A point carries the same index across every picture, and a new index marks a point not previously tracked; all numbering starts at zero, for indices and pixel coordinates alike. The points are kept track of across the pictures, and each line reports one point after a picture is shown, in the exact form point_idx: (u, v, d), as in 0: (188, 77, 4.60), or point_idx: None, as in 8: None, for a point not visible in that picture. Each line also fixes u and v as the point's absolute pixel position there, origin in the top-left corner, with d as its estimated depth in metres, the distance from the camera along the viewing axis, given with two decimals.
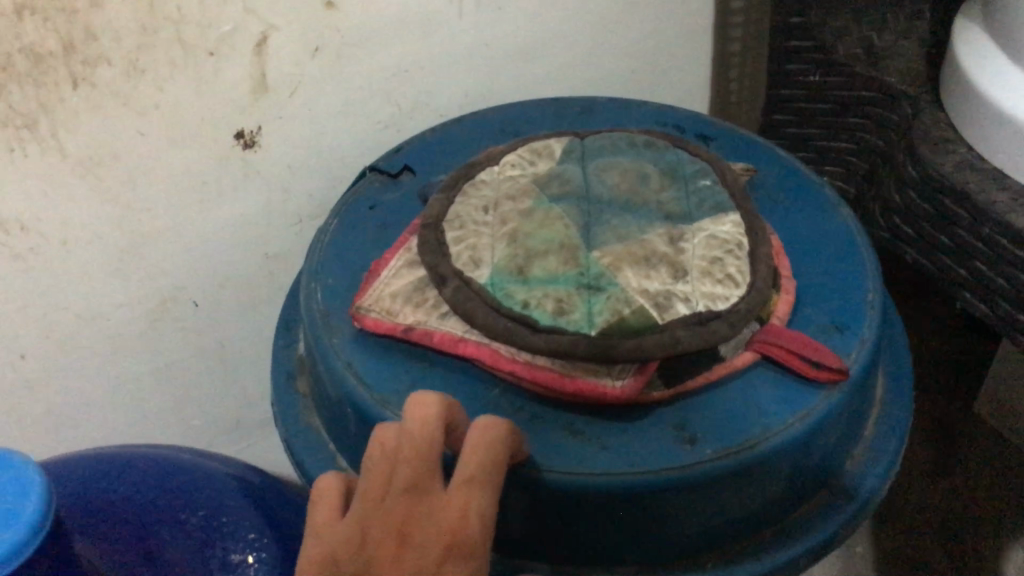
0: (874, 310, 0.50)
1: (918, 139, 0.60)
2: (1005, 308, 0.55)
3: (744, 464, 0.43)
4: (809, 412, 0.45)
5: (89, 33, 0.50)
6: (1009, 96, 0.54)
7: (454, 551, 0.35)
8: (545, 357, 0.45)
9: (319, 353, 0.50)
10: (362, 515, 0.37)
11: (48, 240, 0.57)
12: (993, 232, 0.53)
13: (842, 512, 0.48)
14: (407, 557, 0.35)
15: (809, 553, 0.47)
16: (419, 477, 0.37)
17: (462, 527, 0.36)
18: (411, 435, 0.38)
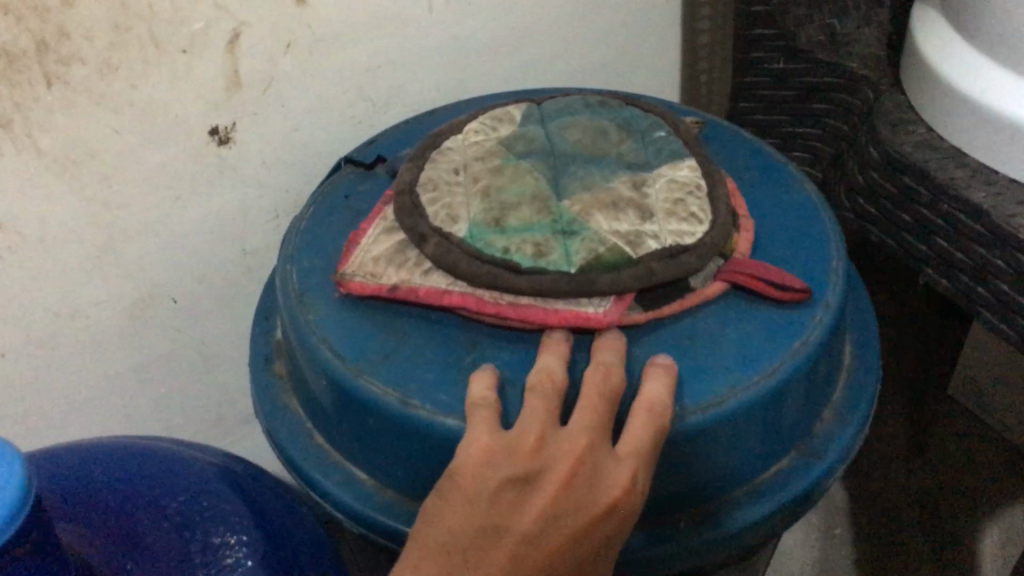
0: (837, 278, 0.52)
1: (880, 121, 0.61)
2: (965, 281, 0.56)
3: (714, 423, 0.44)
4: (776, 369, 0.46)
5: (62, 31, 0.50)
6: (962, 75, 0.55)
7: (613, 512, 0.39)
8: (528, 296, 0.47)
9: (293, 329, 0.51)
10: (537, 432, 0.40)
11: (26, 238, 0.57)
12: (951, 207, 0.55)
13: (810, 474, 0.49)
14: (572, 492, 0.39)
15: (779, 511, 0.48)
16: (593, 429, 0.41)
17: (624, 493, 0.39)
18: (594, 386, 0.42)
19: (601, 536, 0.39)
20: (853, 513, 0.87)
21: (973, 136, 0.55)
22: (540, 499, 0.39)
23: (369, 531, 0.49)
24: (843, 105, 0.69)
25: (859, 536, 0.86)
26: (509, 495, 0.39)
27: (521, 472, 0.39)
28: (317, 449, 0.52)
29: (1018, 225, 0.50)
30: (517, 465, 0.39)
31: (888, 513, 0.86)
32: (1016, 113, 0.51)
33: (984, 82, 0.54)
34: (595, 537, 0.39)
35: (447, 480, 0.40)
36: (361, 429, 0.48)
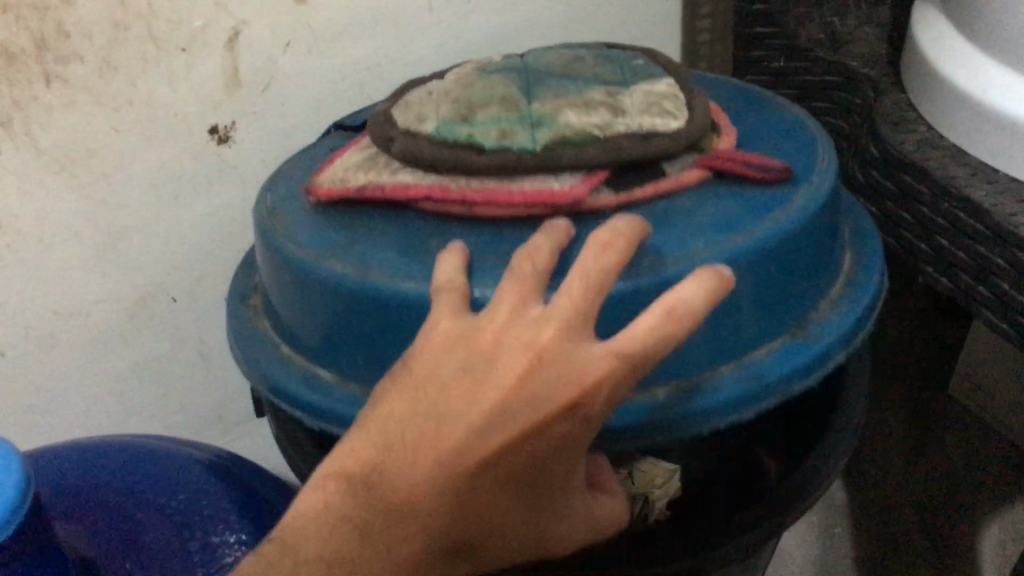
0: (826, 171, 0.50)
1: (880, 120, 0.61)
2: (967, 281, 0.56)
3: (686, 279, 0.43)
4: (754, 232, 0.44)
5: (60, 29, 0.51)
6: (962, 73, 0.55)
7: (576, 411, 0.33)
8: (490, 172, 0.46)
9: (262, 238, 0.51)
10: (497, 325, 0.35)
11: (25, 237, 0.57)
12: (952, 206, 0.55)
13: (803, 354, 0.46)
14: (529, 382, 0.33)
15: (770, 390, 0.45)
16: (574, 317, 0.34)
17: (590, 384, 0.33)
18: (596, 266, 0.35)
19: (559, 433, 0.34)
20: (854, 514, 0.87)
21: (973, 134, 0.55)
22: (491, 392, 0.33)
23: (326, 428, 0.47)
24: (844, 103, 0.68)
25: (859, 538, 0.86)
26: (458, 391, 0.34)
27: (474, 360, 0.34)
28: (279, 359, 0.50)
29: (1019, 223, 0.50)
30: (471, 354, 0.34)
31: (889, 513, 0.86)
32: (1015, 111, 0.51)
33: (983, 79, 0.54)
34: (552, 434, 0.34)
35: (400, 366, 0.36)
36: (323, 320, 0.47)
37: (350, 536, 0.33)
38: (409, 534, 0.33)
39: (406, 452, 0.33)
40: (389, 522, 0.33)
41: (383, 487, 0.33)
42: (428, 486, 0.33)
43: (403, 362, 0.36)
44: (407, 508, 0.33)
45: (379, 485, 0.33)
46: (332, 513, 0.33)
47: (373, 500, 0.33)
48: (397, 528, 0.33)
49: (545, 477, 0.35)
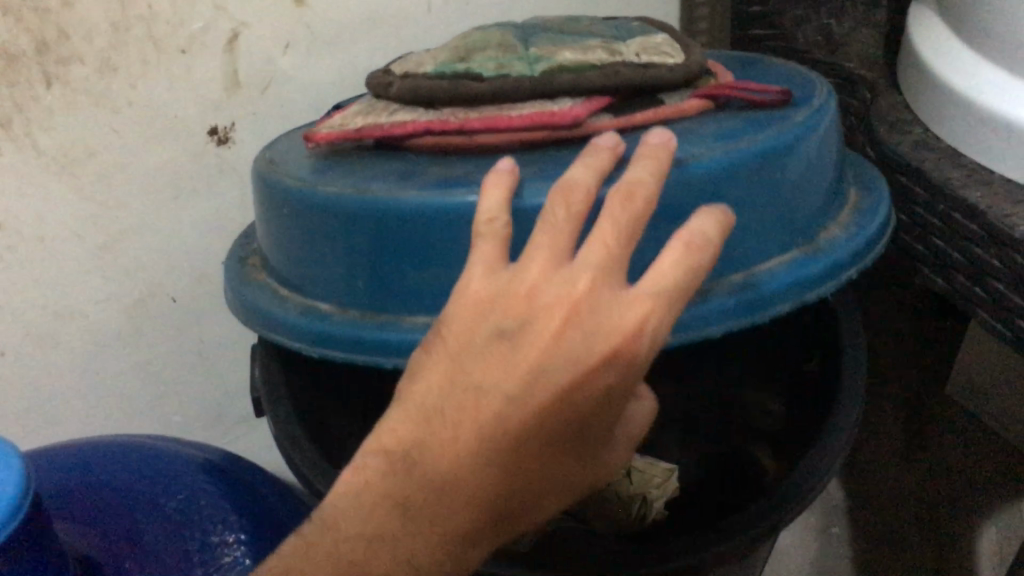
0: (825, 95, 0.50)
1: (876, 121, 0.62)
2: (962, 281, 0.56)
3: (702, 170, 0.43)
4: (756, 139, 0.44)
5: (61, 31, 0.51)
6: (957, 75, 0.56)
7: (618, 362, 0.32)
8: (490, 99, 0.46)
9: (259, 185, 0.51)
10: (533, 278, 0.34)
11: (25, 238, 0.57)
12: (947, 206, 0.55)
13: (812, 265, 0.45)
14: (568, 340, 0.32)
15: (779, 297, 0.44)
16: (609, 261, 0.33)
17: (633, 334, 0.32)
18: (623, 196, 0.35)
19: (602, 381, 0.33)
20: None
21: (968, 136, 0.56)
22: (529, 352, 0.33)
23: (321, 350, 0.47)
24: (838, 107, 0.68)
25: None
26: (492, 357, 0.33)
27: (508, 326, 0.33)
28: (280, 299, 0.50)
29: (1013, 223, 0.50)
30: (508, 316, 0.33)
31: None
32: (1009, 111, 0.51)
33: (977, 81, 0.54)
34: (592, 391, 0.33)
35: (438, 330, 0.35)
36: (322, 249, 0.47)
37: (390, 514, 0.33)
38: (453, 506, 0.33)
39: (446, 426, 0.33)
40: (436, 496, 0.33)
41: (421, 465, 0.33)
42: (467, 454, 0.33)
43: (436, 326, 0.36)
44: (451, 481, 0.33)
45: (419, 465, 0.33)
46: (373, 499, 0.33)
47: (415, 481, 0.33)
48: (442, 503, 0.33)
49: (590, 433, 0.34)
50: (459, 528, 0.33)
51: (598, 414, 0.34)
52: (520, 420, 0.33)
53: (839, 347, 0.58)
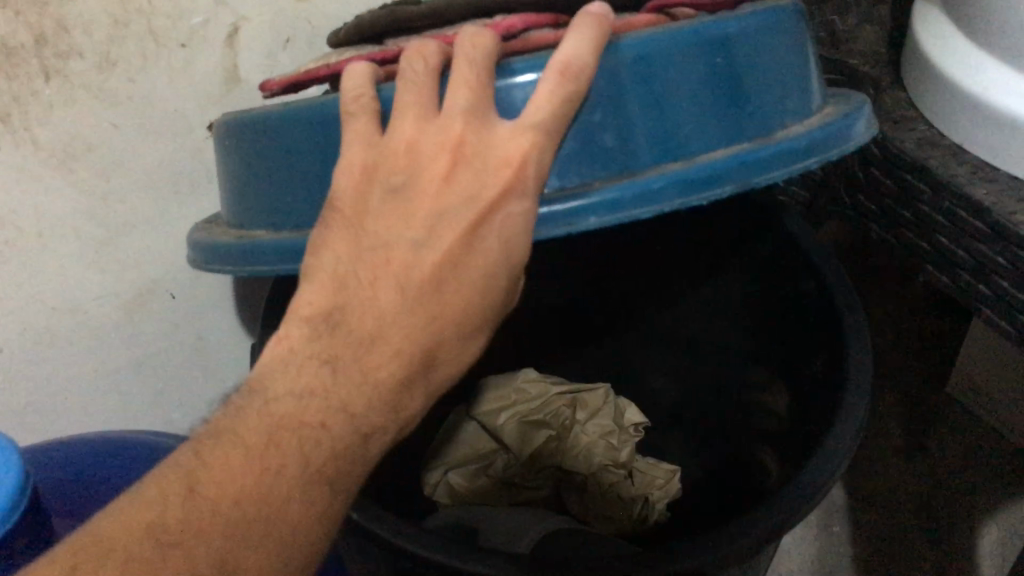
0: (794, 1, 0.47)
1: (880, 117, 0.61)
2: (965, 278, 0.56)
3: (634, 49, 0.40)
4: (695, 21, 0.42)
5: (61, 25, 0.51)
6: (963, 71, 0.55)
7: (512, 198, 0.35)
8: (430, 23, 0.47)
9: (216, 129, 0.52)
10: (409, 134, 0.36)
11: (24, 233, 0.57)
12: (952, 203, 0.55)
13: (761, 147, 0.41)
14: (460, 176, 0.35)
15: (721, 173, 0.40)
16: (477, 102, 0.35)
17: (520, 168, 0.35)
18: (466, 55, 0.37)
19: (496, 230, 0.35)
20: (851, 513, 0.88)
21: (974, 134, 0.55)
22: (424, 201, 0.35)
23: (265, 268, 0.45)
24: None
25: (859, 543, 0.86)
26: (397, 216, 0.35)
27: (399, 182, 0.35)
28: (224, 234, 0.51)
29: (1018, 221, 0.50)
30: (398, 169, 0.36)
31: (886, 512, 0.87)
32: (1016, 110, 0.51)
33: (983, 77, 0.54)
34: (490, 233, 0.35)
35: (330, 210, 0.37)
36: (273, 173, 0.47)
37: (319, 374, 0.35)
38: (364, 372, 0.34)
39: (358, 289, 0.35)
40: (355, 355, 0.35)
41: (339, 333, 0.35)
42: (381, 310, 0.34)
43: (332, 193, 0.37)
44: (367, 339, 0.35)
45: (332, 345, 0.35)
46: (295, 382, 0.34)
47: (331, 350, 0.35)
48: (362, 371, 0.34)
49: (493, 282, 0.36)
50: (371, 396, 0.35)
51: (498, 265, 0.35)
52: (424, 271, 0.34)
53: (841, 353, 0.56)
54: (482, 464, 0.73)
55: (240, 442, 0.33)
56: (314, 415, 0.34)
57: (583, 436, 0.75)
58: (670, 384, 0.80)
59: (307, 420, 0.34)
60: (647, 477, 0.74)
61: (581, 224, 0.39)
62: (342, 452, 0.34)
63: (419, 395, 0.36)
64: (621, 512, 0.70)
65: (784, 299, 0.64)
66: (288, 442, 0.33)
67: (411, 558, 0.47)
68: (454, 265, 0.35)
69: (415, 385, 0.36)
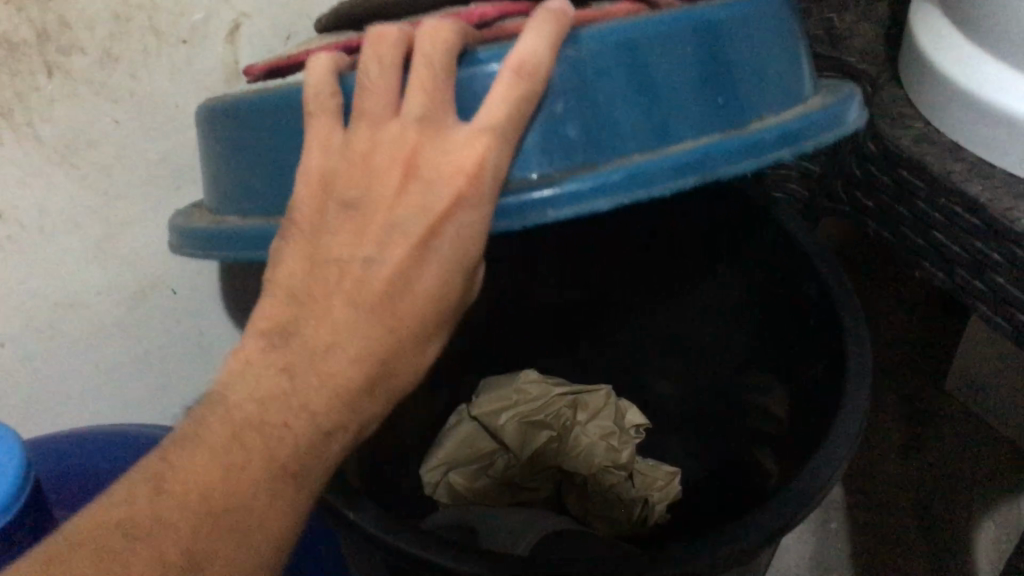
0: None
1: (878, 115, 0.61)
2: (963, 275, 0.56)
3: (600, 39, 0.40)
4: (661, 15, 0.41)
5: (63, 20, 0.51)
6: (958, 69, 0.56)
7: (467, 203, 0.35)
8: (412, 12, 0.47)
9: (200, 116, 0.53)
10: (365, 141, 0.37)
11: (25, 228, 0.57)
12: (948, 200, 0.55)
13: (728, 140, 0.40)
14: (412, 184, 0.35)
15: (685, 166, 0.39)
16: (432, 106, 0.36)
17: (474, 171, 0.35)
18: (425, 56, 0.37)
19: (452, 235, 0.35)
20: (849, 509, 0.88)
21: (969, 131, 0.56)
22: (378, 210, 0.36)
23: (239, 250, 0.47)
24: None
25: (858, 539, 0.86)
26: (353, 230, 0.36)
27: (352, 195, 0.37)
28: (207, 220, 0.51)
29: (1014, 216, 0.50)
30: (354, 181, 0.36)
31: (884, 507, 0.87)
32: (1012, 108, 0.51)
33: (977, 75, 0.54)
34: (445, 239, 0.35)
35: (287, 222, 0.39)
36: (251, 159, 0.48)
37: (277, 378, 0.35)
38: (323, 380, 0.35)
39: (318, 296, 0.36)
40: (312, 365, 0.35)
41: (296, 339, 0.35)
42: (339, 322, 0.35)
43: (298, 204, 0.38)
44: (325, 343, 0.35)
45: (290, 353, 0.35)
46: (254, 387, 0.35)
47: (289, 355, 0.35)
48: (320, 374, 0.35)
49: (447, 284, 0.36)
50: (331, 399, 0.35)
51: (451, 273, 0.36)
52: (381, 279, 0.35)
53: (840, 353, 0.57)
54: (483, 464, 0.75)
55: (202, 447, 0.33)
56: (281, 412, 0.34)
57: (584, 437, 0.76)
58: (671, 385, 0.80)
59: (270, 420, 0.34)
60: (647, 479, 0.74)
61: (540, 218, 0.39)
62: (304, 454, 0.34)
63: (369, 413, 0.36)
64: (621, 513, 0.72)
65: (781, 299, 0.65)
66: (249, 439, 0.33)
67: (408, 556, 0.48)
68: (407, 271, 0.35)
69: (371, 398, 0.36)
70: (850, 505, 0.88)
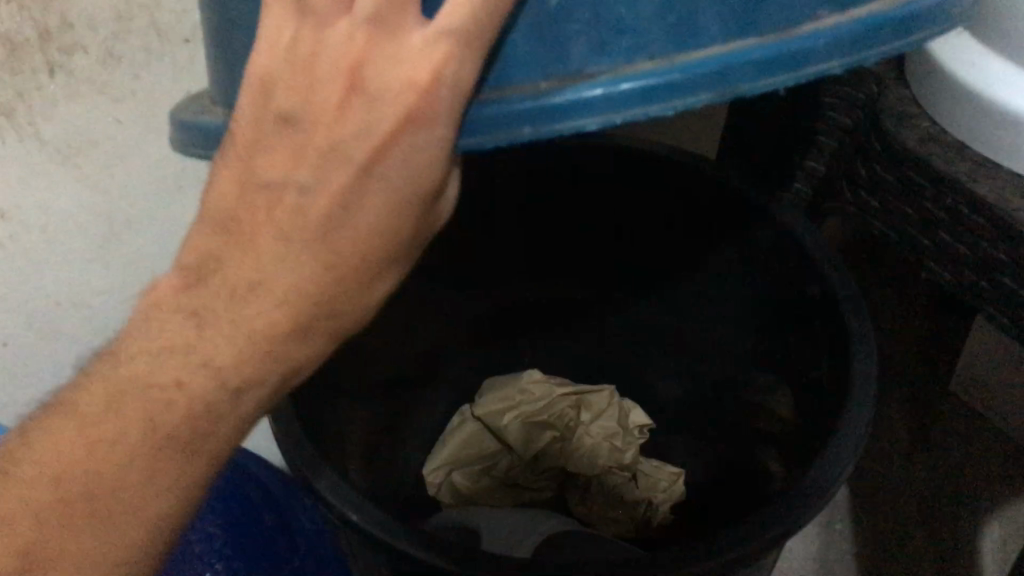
0: None
1: (884, 114, 0.60)
2: (969, 277, 0.56)
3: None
4: None
5: (64, 20, 0.51)
6: (966, 69, 0.55)
7: (413, 124, 0.28)
8: None
9: None
10: (308, 40, 0.29)
11: (29, 228, 0.58)
12: (955, 201, 0.55)
13: (747, 53, 0.34)
14: (355, 100, 0.29)
15: (682, 82, 0.34)
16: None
17: (427, 87, 0.28)
18: None
19: (401, 157, 0.29)
20: (852, 509, 0.87)
21: (976, 132, 0.55)
22: (317, 125, 0.29)
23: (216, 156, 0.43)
24: (847, 97, 0.68)
25: (861, 540, 0.85)
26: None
27: (289, 107, 0.30)
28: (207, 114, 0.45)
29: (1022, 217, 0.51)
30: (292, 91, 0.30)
31: (888, 508, 0.86)
32: None
33: (985, 76, 0.54)
34: (394, 161, 0.29)
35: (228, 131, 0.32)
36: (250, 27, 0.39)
37: (186, 328, 0.32)
38: (236, 326, 0.31)
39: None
40: (229, 311, 0.31)
41: (210, 287, 0.31)
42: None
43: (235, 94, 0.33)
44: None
45: (202, 297, 0.31)
46: (155, 339, 0.32)
47: (201, 299, 0.31)
48: (235, 319, 0.31)
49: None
50: (252, 344, 0.31)
51: (406, 200, 0.30)
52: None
53: (846, 355, 0.56)
54: (485, 464, 0.75)
55: (75, 417, 0.32)
56: (168, 375, 0.31)
57: (587, 437, 0.76)
58: (676, 386, 0.79)
59: (159, 383, 0.31)
60: (651, 479, 0.75)
61: (516, 135, 0.35)
62: (212, 411, 0.32)
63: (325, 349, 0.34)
64: (623, 514, 0.73)
65: (787, 299, 0.64)
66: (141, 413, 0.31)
67: (407, 559, 0.47)
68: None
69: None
70: (854, 504, 0.87)
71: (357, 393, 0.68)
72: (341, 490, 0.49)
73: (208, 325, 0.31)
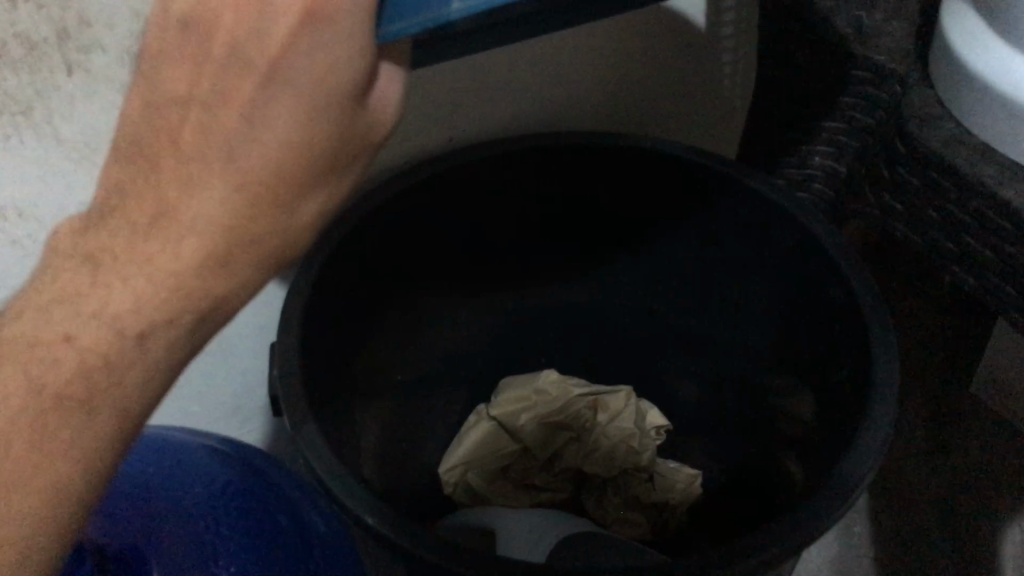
0: None
1: (907, 115, 0.59)
2: (993, 281, 0.56)
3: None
4: None
5: (82, 20, 0.51)
6: (994, 71, 0.54)
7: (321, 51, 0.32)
8: None
9: None
10: None
11: (46, 226, 0.60)
12: (982, 204, 0.54)
13: None
14: (255, 18, 0.32)
15: None
16: None
17: None
18: None
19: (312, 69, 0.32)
20: (873, 511, 0.86)
21: (1006, 134, 0.54)
22: (227, 53, 0.32)
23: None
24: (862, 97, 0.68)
25: (880, 544, 0.84)
26: (202, 68, 0.33)
27: (210, 64, 0.33)
28: None
29: None
30: (205, 28, 0.33)
31: (908, 511, 0.86)
32: None
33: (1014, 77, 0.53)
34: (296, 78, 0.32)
35: (160, 65, 0.34)
36: None
37: (80, 273, 0.33)
38: (127, 255, 0.33)
39: (156, 143, 0.33)
40: (125, 250, 0.33)
41: (106, 228, 0.33)
42: (204, 199, 0.33)
43: (214, 77, 0.33)
44: (168, 212, 0.33)
45: (98, 236, 0.33)
46: (47, 287, 0.34)
47: (100, 243, 0.33)
48: (131, 254, 0.33)
49: (311, 128, 0.33)
50: (156, 283, 0.33)
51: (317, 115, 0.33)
52: (241, 136, 0.33)
53: (866, 355, 0.56)
54: (502, 464, 0.74)
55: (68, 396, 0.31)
56: (57, 330, 0.33)
57: (604, 438, 0.75)
58: (692, 388, 0.79)
59: (47, 340, 0.32)
60: (668, 481, 0.75)
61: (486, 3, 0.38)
62: (103, 353, 0.33)
63: (234, 279, 0.34)
64: (641, 516, 0.74)
65: (808, 298, 0.64)
66: (29, 372, 0.32)
67: (422, 564, 0.47)
68: (255, 112, 0.33)
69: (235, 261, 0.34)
70: (874, 507, 0.87)
71: (369, 395, 0.68)
72: (356, 493, 0.49)
73: (106, 270, 0.33)
